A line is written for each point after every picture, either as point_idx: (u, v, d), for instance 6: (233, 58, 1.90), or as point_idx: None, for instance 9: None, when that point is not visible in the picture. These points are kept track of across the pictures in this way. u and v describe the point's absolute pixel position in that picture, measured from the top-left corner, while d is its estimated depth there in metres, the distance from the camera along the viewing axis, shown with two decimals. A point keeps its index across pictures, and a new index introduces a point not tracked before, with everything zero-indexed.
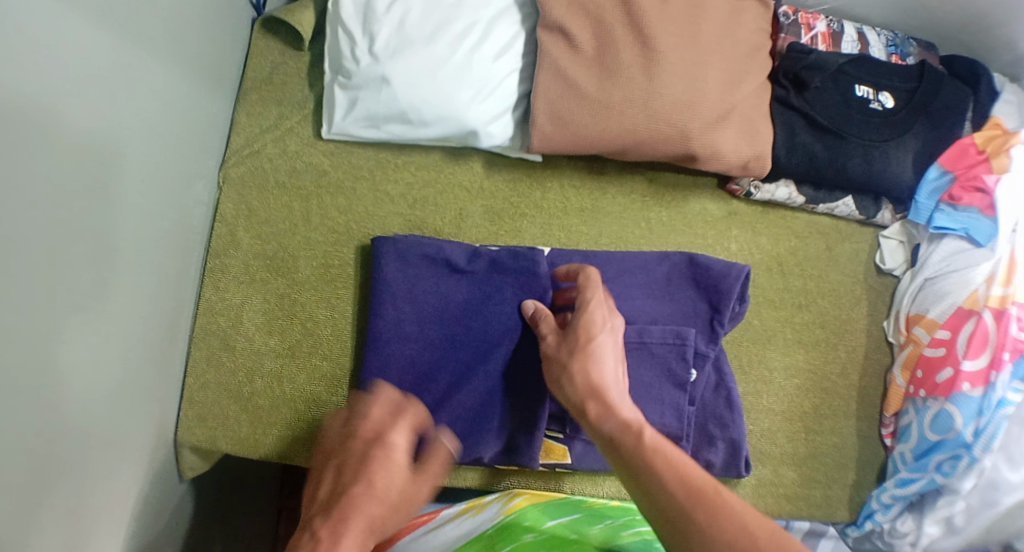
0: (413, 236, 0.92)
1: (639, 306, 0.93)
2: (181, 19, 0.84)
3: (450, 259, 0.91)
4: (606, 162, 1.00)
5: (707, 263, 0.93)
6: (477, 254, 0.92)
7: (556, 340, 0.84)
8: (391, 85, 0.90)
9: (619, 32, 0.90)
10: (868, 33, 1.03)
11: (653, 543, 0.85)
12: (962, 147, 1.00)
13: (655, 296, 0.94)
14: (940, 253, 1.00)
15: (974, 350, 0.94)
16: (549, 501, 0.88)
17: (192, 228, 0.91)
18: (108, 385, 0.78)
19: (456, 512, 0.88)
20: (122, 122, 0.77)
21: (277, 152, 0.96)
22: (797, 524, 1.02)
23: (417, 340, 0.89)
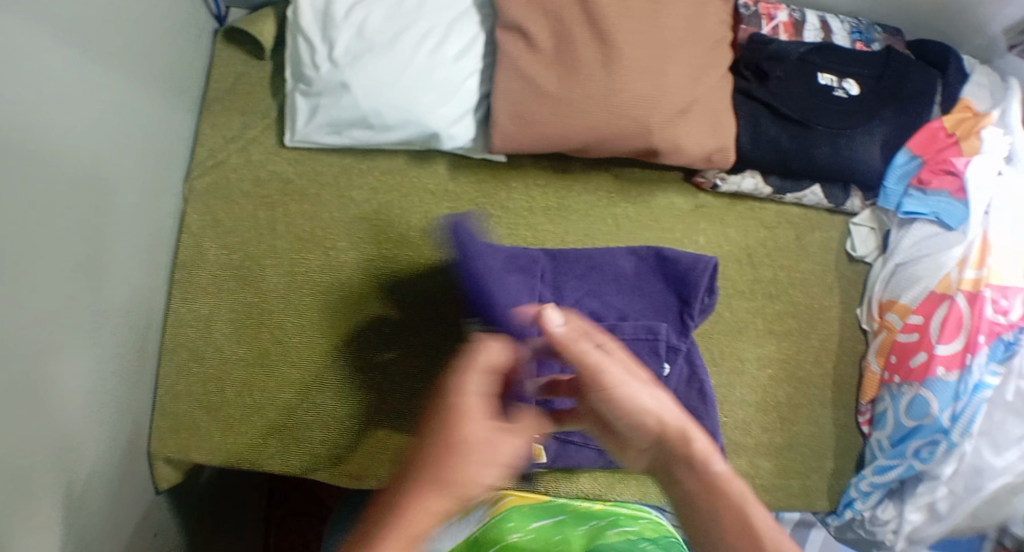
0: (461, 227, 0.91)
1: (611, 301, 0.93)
2: (141, 35, 0.85)
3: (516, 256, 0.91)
4: (571, 161, 1.00)
5: (673, 256, 0.93)
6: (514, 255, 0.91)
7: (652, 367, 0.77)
8: (351, 91, 0.90)
9: (578, 29, 0.89)
10: (831, 21, 1.03)
11: (641, 544, 0.79)
12: (931, 131, 1.00)
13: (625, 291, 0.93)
14: (912, 239, 1.00)
15: (947, 335, 0.93)
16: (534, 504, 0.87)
17: (160, 241, 0.92)
18: (78, 402, 0.78)
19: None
20: (86, 139, 0.77)
21: (242, 162, 0.96)
22: (787, 515, 1.01)
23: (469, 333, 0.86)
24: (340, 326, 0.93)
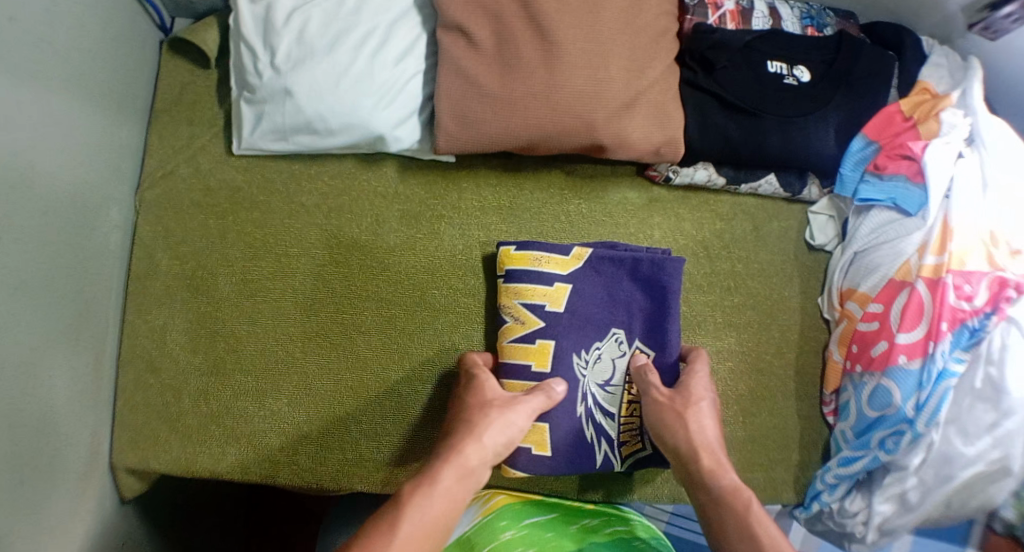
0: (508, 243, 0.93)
1: (593, 311, 0.93)
2: (79, 49, 0.85)
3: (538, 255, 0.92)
4: (521, 160, 0.99)
5: (643, 266, 0.94)
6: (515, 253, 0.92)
7: (666, 395, 0.86)
8: (294, 96, 0.90)
9: (518, 26, 0.89)
10: (781, 7, 1.02)
11: (632, 542, 0.85)
12: (888, 115, 0.99)
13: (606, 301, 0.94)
14: (869, 226, 0.99)
15: (908, 323, 0.92)
16: (526, 501, 0.91)
17: (111, 253, 0.92)
18: (28, 417, 0.78)
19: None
20: (25, 157, 0.78)
21: (192, 172, 0.96)
22: None
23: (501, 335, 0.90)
24: (295, 332, 0.93)
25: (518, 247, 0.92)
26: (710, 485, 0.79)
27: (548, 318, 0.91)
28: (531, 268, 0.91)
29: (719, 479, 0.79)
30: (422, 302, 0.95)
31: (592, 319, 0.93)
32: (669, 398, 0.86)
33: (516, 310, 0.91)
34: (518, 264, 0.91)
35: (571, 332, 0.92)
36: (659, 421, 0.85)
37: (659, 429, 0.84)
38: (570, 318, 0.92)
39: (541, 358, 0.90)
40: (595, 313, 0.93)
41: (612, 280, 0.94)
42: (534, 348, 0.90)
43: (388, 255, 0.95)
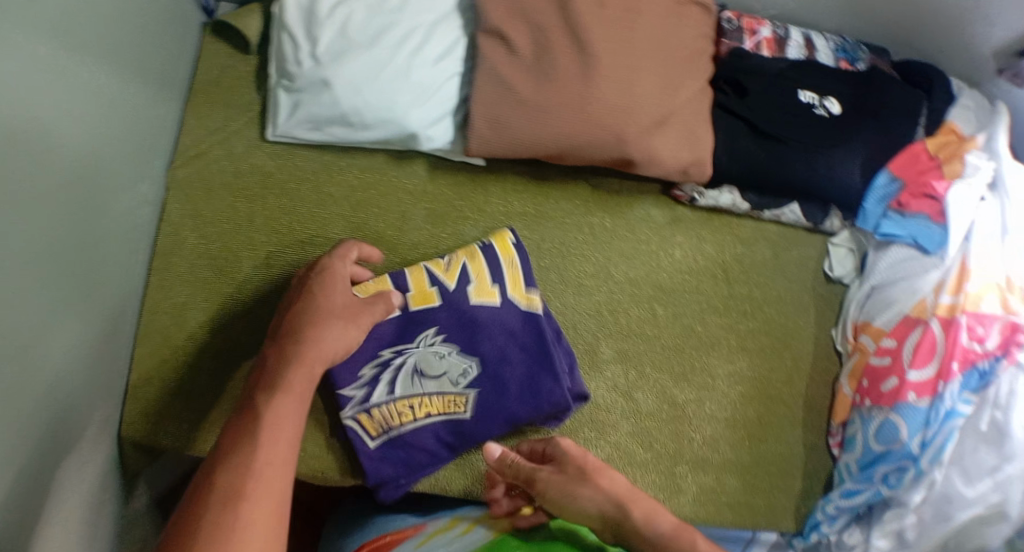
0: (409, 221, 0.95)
1: (481, 331, 0.90)
2: (126, 23, 0.86)
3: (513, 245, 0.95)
4: (549, 169, 1.01)
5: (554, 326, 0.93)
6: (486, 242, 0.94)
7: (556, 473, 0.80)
8: (332, 88, 0.91)
9: (557, 36, 0.91)
10: (816, 38, 1.03)
11: None
12: (913, 154, 1.00)
13: (505, 330, 0.91)
14: (887, 261, 1.00)
15: (919, 360, 0.92)
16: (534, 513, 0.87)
17: (138, 227, 0.93)
18: (48, 381, 0.79)
19: (439, 527, 0.88)
20: (70, 124, 0.79)
21: (224, 154, 0.98)
22: (764, 535, 0.99)
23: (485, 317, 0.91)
24: None
25: (516, 244, 0.94)
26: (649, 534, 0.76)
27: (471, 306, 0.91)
28: (503, 259, 0.93)
29: (657, 521, 0.77)
30: None
31: (477, 340, 0.90)
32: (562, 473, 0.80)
33: (487, 289, 0.92)
34: (506, 254, 0.93)
35: (446, 321, 0.90)
36: (559, 495, 0.79)
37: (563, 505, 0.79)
38: (459, 308, 0.91)
39: (423, 300, 0.91)
40: (478, 324, 0.90)
41: (514, 323, 0.91)
42: (426, 287, 0.91)
43: (410, 253, 0.96)
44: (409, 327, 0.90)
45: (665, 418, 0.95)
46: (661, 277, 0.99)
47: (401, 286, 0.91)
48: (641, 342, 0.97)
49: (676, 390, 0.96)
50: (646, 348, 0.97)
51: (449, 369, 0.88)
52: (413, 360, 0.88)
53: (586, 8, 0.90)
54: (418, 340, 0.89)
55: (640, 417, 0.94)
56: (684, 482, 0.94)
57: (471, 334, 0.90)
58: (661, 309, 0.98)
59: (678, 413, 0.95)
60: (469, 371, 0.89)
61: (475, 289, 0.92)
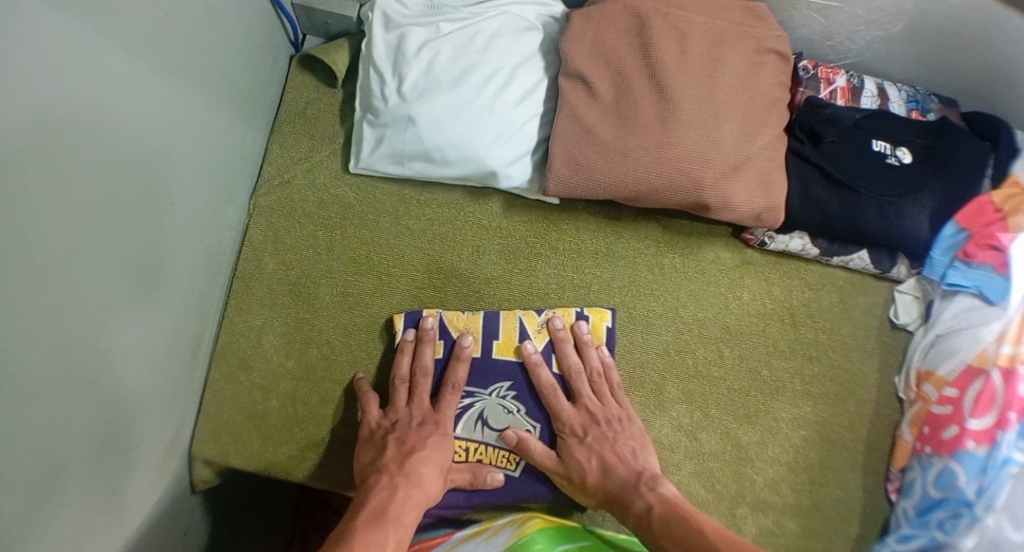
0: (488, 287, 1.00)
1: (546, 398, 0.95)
2: (222, 55, 0.90)
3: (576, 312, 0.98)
4: (621, 209, 1.03)
5: None
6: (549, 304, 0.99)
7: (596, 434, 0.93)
8: (416, 124, 0.94)
9: (637, 83, 0.94)
10: (889, 88, 1.05)
11: None
12: (980, 205, 1.00)
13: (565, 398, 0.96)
14: (953, 310, 1.00)
15: (980, 410, 0.93)
16: (562, 527, 0.90)
17: (221, 252, 0.97)
18: (129, 395, 0.82)
19: (469, 534, 0.90)
20: (160, 150, 0.82)
21: (307, 183, 1.01)
22: None
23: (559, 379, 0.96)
24: (390, 349, 0.97)
25: (610, 331, 0.98)
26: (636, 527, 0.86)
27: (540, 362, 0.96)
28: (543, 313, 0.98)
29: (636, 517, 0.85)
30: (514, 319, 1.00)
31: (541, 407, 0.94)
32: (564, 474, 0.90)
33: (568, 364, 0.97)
34: (598, 342, 0.97)
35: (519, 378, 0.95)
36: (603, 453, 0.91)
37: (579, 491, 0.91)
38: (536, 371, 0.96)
39: (506, 352, 0.96)
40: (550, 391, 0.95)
41: None
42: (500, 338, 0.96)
43: (484, 298, 0.99)
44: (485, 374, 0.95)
45: (728, 460, 0.98)
46: (728, 319, 1.02)
47: (492, 331, 0.96)
48: (706, 384, 1.00)
49: (739, 432, 0.99)
50: (711, 390, 1.00)
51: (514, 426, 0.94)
52: (480, 407, 0.94)
53: (667, 56, 0.93)
54: (492, 389, 0.94)
55: (703, 458, 0.97)
56: (744, 524, 0.96)
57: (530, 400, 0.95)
58: (727, 350, 1.01)
59: (741, 455, 0.98)
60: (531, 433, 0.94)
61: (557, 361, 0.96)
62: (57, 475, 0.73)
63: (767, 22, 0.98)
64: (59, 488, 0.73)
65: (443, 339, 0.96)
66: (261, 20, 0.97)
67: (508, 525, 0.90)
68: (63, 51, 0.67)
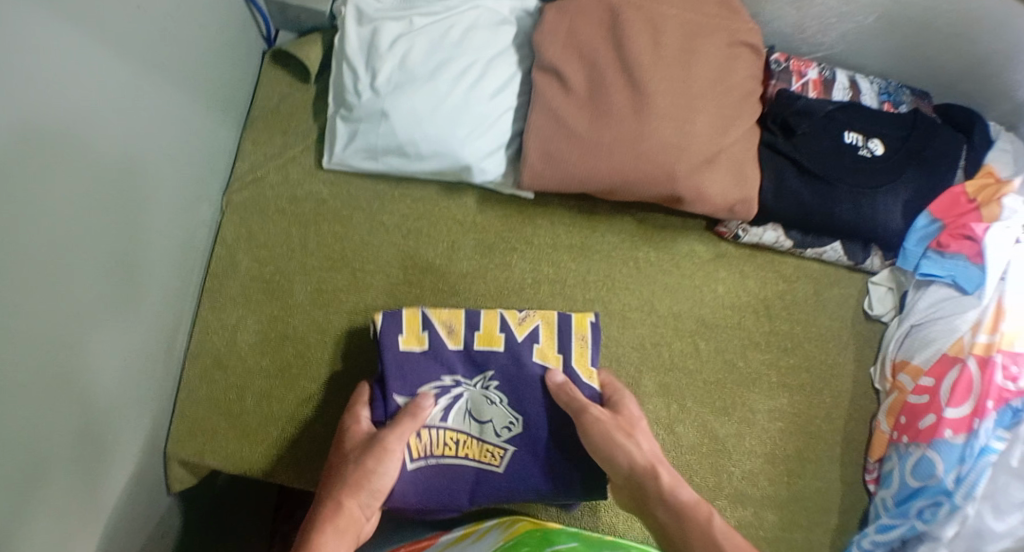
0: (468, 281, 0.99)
1: (530, 389, 0.91)
2: (195, 49, 0.89)
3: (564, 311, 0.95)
4: (596, 204, 1.04)
5: None
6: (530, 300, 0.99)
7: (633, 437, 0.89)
8: (390, 119, 0.94)
9: (611, 76, 0.94)
10: (860, 81, 1.06)
11: None
12: (953, 196, 1.01)
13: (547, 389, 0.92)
14: (927, 300, 1.01)
15: (957, 398, 0.93)
16: (548, 529, 0.85)
17: (195, 249, 0.96)
18: (104, 394, 0.81)
19: (456, 537, 0.88)
20: (134, 146, 0.81)
21: (280, 180, 1.01)
22: None
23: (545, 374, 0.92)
24: (364, 345, 0.97)
25: (594, 324, 0.95)
26: (673, 497, 0.78)
27: (524, 352, 0.93)
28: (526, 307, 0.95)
29: (678, 492, 0.78)
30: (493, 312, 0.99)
31: (526, 399, 0.91)
32: (612, 418, 0.86)
33: (552, 354, 0.93)
34: (581, 331, 0.94)
35: (504, 368, 0.92)
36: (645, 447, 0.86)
37: (618, 440, 0.83)
38: (520, 361, 0.92)
39: (488, 342, 0.93)
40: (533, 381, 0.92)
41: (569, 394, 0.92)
42: (484, 330, 0.93)
43: (460, 293, 0.99)
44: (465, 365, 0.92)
45: (705, 452, 0.98)
46: (704, 312, 1.02)
47: (474, 321, 0.93)
48: (683, 376, 1.00)
49: (717, 425, 0.99)
50: (687, 382, 1.00)
51: (496, 419, 0.90)
52: (465, 399, 0.91)
53: (640, 48, 0.93)
54: (476, 379, 0.92)
55: (681, 450, 0.97)
56: (722, 516, 0.96)
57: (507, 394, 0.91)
58: (703, 342, 1.01)
59: (719, 447, 0.98)
60: (513, 426, 0.90)
61: (541, 351, 0.93)
62: (36, 475, 0.72)
63: (738, 15, 0.98)
64: (37, 487, 0.72)
65: (426, 331, 0.92)
66: (233, 16, 0.96)
67: (495, 527, 0.88)
68: (38, 44, 0.66)
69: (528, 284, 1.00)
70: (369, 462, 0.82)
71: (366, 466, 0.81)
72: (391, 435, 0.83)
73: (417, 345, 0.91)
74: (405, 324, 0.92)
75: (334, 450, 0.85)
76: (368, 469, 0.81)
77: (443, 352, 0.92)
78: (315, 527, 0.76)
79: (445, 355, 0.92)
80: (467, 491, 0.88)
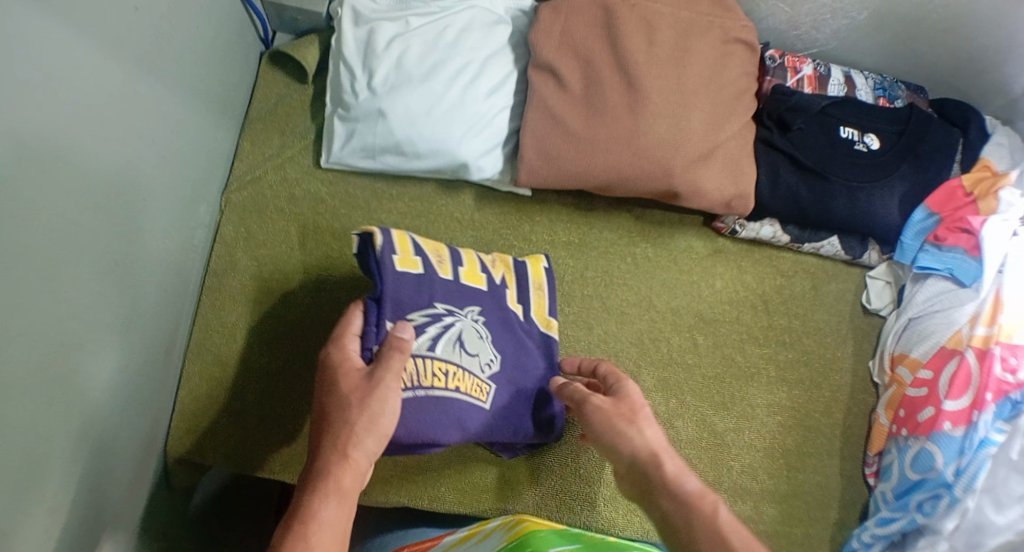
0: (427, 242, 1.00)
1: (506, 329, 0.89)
2: (192, 50, 0.90)
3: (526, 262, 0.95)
4: (593, 201, 1.04)
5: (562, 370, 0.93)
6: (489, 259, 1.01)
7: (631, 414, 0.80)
8: (387, 118, 0.95)
9: (606, 73, 0.94)
10: (855, 76, 1.06)
11: None
12: (949, 189, 1.01)
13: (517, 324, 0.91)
14: (924, 293, 1.01)
15: (955, 391, 0.93)
16: (553, 528, 0.85)
17: (194, 249, 0.96)
18: (103, 392, 0.82)
19: (460, 537, 0.88)
20: (131, 146, 0.82)
21: (279, 179, 1.02)
22: None
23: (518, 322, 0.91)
24: None
25: (548, 271, 0.97)
26: (681, 488, 0.71)
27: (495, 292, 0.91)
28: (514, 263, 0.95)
29: (684, 482, 0.71)
30: None
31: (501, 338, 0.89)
32: (615, 404, 0.78)
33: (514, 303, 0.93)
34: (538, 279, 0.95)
35: (487, 305, 0.89)
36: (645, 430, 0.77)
37: (620, 426, 0.76)
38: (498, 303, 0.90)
39: (473, 279, 0.90)
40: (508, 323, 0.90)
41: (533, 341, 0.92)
42: (466, 269, 0.90)
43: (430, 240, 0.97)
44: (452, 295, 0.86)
45: (704, 447, 0.97)
46: (702, 308, 1.03)
47: (456, 258, 0.90)
48: (682, 371, 1.00)
49: (716, 420, 0.99)
50: (686, 377, 1.00)
51: (485, 352, 0.86)
52: (458, 327, 0.84)
53: (635, 44, 0.94)
54: (467, 311, 0.86)
55: (681, 445, 0.97)
56: None
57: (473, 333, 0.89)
58: (701, 338, 1.02)
59: (718, 442, 0.98)
60: (492, 364, 0.86)
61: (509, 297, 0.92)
62: (36, 472, 0.72)
63: (732, 12, 0.99)
64: (37, 485, 0.73)
65: (419, 256, 0.86)
66: (231, 17, 0.97)
67: (499, 528, 0.87)
68: (35, 47, 0.67)
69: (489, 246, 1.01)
70: (370, 404, 0.72)
71: (366, 411, 0.72)
72: (385, 371, 0.74)
73: (412, 268, 0.84)
74: (400, 246, 0.84)
75: (324, 390, 0.75)
76: (369, 414, 0.72)
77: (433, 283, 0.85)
78: (316, 489, 0.68)
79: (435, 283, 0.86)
80: (457, 427, 0.81)
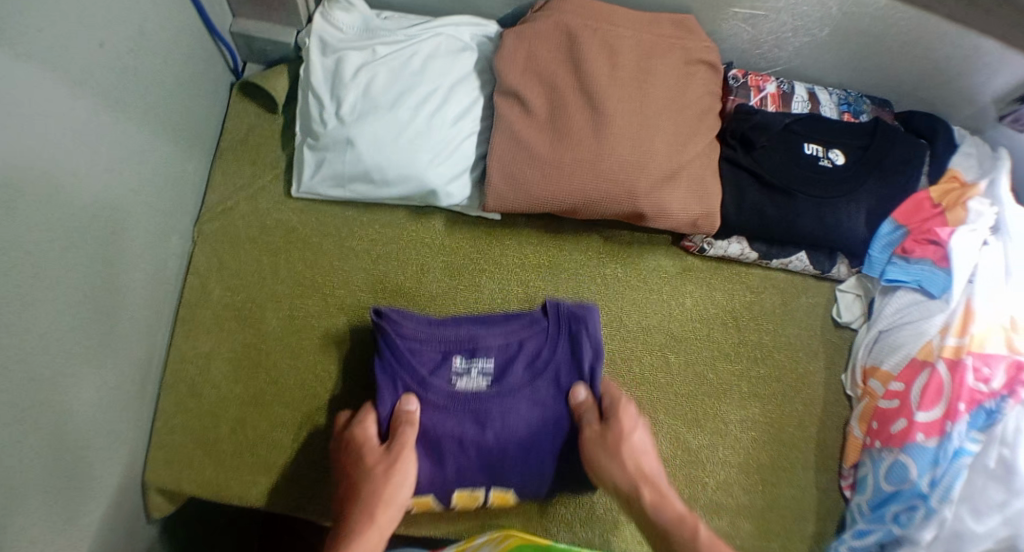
0: (398, 266, 1.02)
1: (512, 443, 0.91)
2: (161, 83, 0.91)
3: (526, 350, 0.95)
4: (563, 223, 1.06)
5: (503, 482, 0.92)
6: (431, 269, 1.02)
7: (600, 427, 0.90)
8: (355, 147, 0.96)
9: (570, 97, 0.95)
10: (819, 93, 1.08)
11: None
12: (917, 202, 1.03)
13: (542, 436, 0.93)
14: (894, 305, 1.01)
15: (927, 402, 0.94)
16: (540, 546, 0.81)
17: (166, 280, 0.97)
18: (76, 424, 0.82)
19: None
20: (100, 181, 0.82)
21: (249, 210, 1.03)
22: None
23: (531, 439, 0.92)
24: (335, 370, 0.98)
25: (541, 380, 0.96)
26: (654, 516, 0.84)
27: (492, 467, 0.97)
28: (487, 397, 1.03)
29: (662, 510, 0.84)
30: (379, 293, 1.01)
31: (507, 442, 0.91)
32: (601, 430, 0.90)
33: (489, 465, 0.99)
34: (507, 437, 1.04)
35: (517, 426, 0.91)
36: (601, 452, 0.89)
37: (596, 461, 0.88)
38: (518, 430, 0.92)
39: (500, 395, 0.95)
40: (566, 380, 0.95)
41: (522, 456, 0.91)
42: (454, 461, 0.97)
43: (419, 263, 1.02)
44: (453, 478, 0.91)
45: (680, 464, 0.98)
46: (672, 326, 1.03)
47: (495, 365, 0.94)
48: (654, 390, 1.00)
49: (689, 437, 1.00)
50: (660, 396, 1.01)
51: (462, 453, 0.91)
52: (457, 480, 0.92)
53: (598, 69, 0.95)
54: (478, 470, 0.91)
55: None
56: None
57: (514, 353, 0.94)
58: (672, 356, 1.02)
59: (692, 459, 0.99)
60: (466, 448, 0.91)
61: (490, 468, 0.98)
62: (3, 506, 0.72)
63: (694, 34, 1.00)
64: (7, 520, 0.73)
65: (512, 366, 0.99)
66: (200, 49, 0.98)
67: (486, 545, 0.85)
68: None
69: (439, 271, 1.02)
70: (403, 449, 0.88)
71: (399, 461, 0.87)
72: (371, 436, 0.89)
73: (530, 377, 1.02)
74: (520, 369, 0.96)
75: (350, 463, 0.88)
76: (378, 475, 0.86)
77: (474, 474, 0.91)
78: (357, 531, 0.82)
79: (468, 476, 0.91)
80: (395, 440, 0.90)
